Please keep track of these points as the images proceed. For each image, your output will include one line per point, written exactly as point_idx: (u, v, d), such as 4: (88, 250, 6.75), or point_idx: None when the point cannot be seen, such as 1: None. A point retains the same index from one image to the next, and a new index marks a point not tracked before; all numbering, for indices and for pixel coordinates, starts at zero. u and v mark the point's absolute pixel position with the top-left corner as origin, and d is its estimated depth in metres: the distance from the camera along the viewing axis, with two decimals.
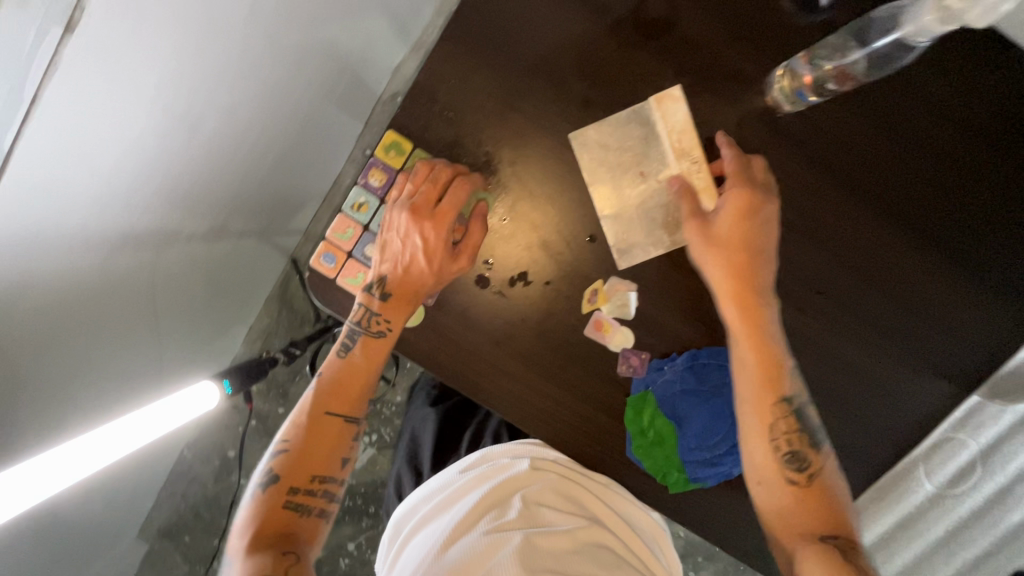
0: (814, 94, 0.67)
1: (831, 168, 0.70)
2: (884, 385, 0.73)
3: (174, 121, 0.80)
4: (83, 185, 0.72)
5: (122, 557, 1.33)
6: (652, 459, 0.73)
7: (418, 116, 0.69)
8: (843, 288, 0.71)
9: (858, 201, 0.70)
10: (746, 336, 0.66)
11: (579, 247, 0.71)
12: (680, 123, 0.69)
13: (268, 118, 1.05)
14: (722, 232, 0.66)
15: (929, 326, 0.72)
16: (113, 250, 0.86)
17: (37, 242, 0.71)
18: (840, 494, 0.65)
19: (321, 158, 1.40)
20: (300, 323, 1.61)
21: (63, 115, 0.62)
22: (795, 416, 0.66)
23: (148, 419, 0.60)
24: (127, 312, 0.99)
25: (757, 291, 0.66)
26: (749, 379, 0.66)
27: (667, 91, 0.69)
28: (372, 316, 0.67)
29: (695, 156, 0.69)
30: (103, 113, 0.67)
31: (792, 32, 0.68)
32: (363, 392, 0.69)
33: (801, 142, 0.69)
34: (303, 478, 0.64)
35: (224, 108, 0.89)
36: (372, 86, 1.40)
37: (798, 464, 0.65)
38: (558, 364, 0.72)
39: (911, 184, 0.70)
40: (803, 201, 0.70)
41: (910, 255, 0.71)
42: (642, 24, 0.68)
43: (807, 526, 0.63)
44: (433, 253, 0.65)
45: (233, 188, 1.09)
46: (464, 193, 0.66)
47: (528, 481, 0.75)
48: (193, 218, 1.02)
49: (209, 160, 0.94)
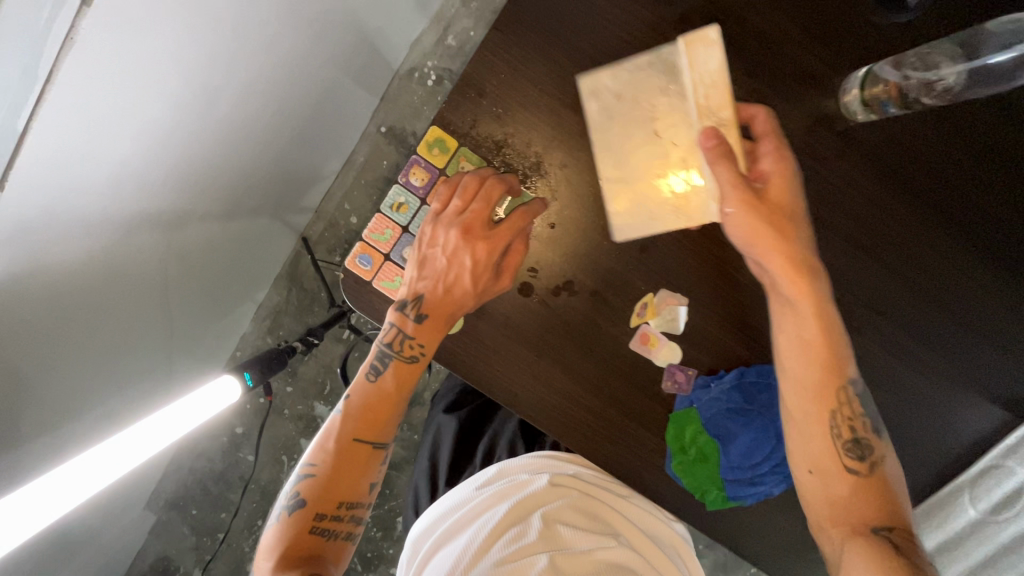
0: (898, 106, 0.61)
1: (878, 165, 0.65)
2: (935, 407, 0.71)
3: (193, 99, 0.73)
4: (98, 168, 0.66)
5: (132, 535, 1.32)
6: (692, 476, 0.70)
7: (465, 112, 0.65)
8: (877, 292, 0.68)
9: (908, 204, 0.66)
10: (807, 317, 0.60)
11: (629, 256, 0.67)
12: (712, 73, 0.58)
13: (287, 95, 0.98)
14: (785, 203, 0.60)
15: (967, 334, 0.69)
16: (128, 233, 0.81)
17: (50, 231, 0.65)
18: (898, 482, 0.62)
19: (338, 133, 1.32)
20: (310, 304, 1.50)
21: (78, 95, 0.55)
22: (857, 402, 0.62)
23: (178, 416, 0.58)
24: (142, 297, 0.94)
25: (815, 270, 0.60)
26: (812, 363, 0.61)
27: (701, 33, 0.57)
28: (405, 339, 0.65)
29: (724, 114, 0.58)
30: (121, 91, 0.61)
31: (873, 33, 0.63)
32: (392, 419, 0.68)
33: (846, 134, 0.64)
34: (331, 504, 0.65)
35: (243, 85, 0.82)
36: (389, 58, 1.32)
37: (859, 452, 0.61)
38: (600, 377, 0.69)
39: (964, 184, 0.65)
40: (844, 199, 0.66)
41: (954, 259, 0.67)
42: (711, 18, 0.63)
43: (869, 517, 0.59)
44: (480, 275, 0.63)
45: (249, 167, 1.02)
46: (518, 215, 0.63)
47: (548, 498, 0.74)
48: (209, 199, 0.96)
49: (227, 140, 0.88)
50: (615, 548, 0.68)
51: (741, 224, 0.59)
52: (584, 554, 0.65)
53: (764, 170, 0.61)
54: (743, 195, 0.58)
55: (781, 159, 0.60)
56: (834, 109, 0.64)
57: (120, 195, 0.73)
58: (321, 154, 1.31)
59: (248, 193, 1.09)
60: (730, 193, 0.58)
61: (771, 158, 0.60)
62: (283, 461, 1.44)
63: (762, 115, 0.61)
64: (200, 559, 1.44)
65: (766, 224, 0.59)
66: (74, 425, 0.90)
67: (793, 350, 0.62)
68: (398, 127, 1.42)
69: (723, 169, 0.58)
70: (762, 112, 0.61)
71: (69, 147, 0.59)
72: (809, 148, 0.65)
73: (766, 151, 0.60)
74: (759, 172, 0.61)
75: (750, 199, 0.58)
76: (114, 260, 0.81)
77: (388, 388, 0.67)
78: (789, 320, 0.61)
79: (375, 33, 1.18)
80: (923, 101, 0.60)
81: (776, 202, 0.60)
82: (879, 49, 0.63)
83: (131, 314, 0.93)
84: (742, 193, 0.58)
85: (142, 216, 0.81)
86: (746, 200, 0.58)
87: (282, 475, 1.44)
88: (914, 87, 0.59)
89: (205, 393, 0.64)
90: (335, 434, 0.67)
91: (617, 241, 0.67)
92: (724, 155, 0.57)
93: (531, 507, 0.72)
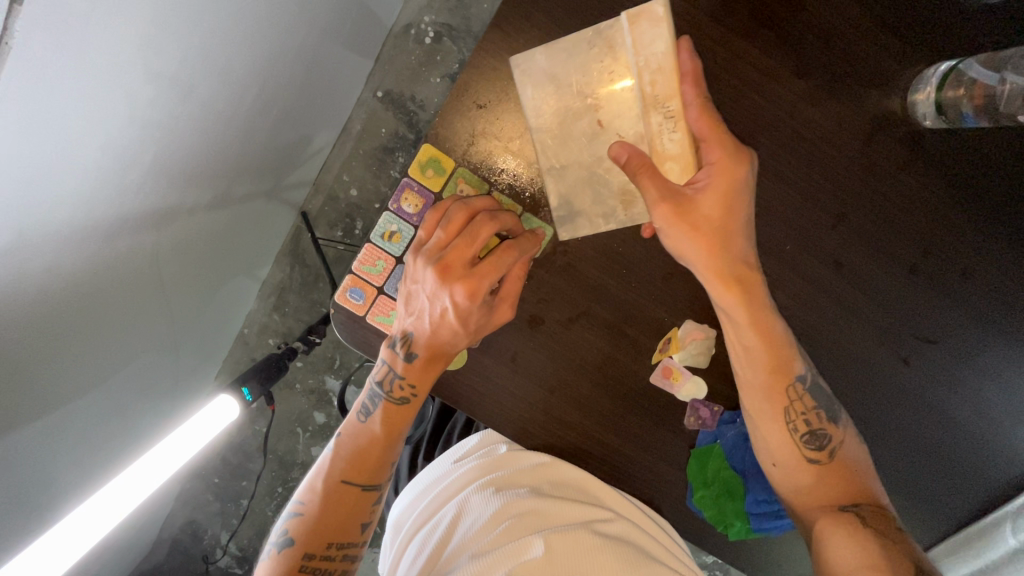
0: (984, 119, 0.52)
1: (892, 142, 0.56)
2: (998, 441, 0.63)
3: (166, 94, 0.59)
4: (58, 191, 0.52)
5: (155, 543, 1.26)
6: (718, 510, 0.64)
7: (463, 128, 0.58)
8: (894, 288, 0.59)
9: (927, 184, 0.57)
10: (749, 323, 0.55)
11: (652, 283, 0.61)
12: (659, 57, 0.51)
13: (279, 76, 0.82)
14: (718, 216, 0.53)
15: (1001, 339, 0.60)
16: (111, 254, 0.66)
17: (10, 276, 0.52)
18: (862, 459, 0.58)
19: (337, 101, 1.12)
20: (315, 279, 1.29)
21: (22, 106, 0.43)
22: (809, 395, 0.58)
23: (162, 457, 0.50)
24: (145, 325, 0.82)
25: (754, 280, 0.55)
26: (757, 367, 0.57)
27: (647, 7, 0.50)
28: (396, 379, 0.58)
29: (671, 106, 0.52)
30: (77, 94, 0.47)
31: (958, 21, 0.53)
32: (387, 458, 0.60)
33: (858, 104, 0.55)
34: (320, 545, 0.57)
35: (224, 65, 0.66)
36: (382, 13, 1.10)
37: (818, 442, 0.57)
38: (619, 413, 0.63)
39: (997, 161, 0.56)
40: (859, 185, 0.57)
41: (987, 248, 0.58)
42: (758, 6, 0.53)
43: (832, 497, 0.56)
44: (467, 315, 0.55)
45: (245, 160, 0.87)
46: (507, 253, 0.55)
47: (542, 475, 0.64)
48: (202, 202, 0.81)
49: (214, 135, 0.73)
50: (610, 522, 0.60)
51: (669, 236, 0.54)
52: (576, 530, 0.56)
53: (702, 177, 0.53)
54: (671, 206, 0.52)
55: (728, 167, 0.52)
56: (898, 110, 0.55)
57: (97, 211, 0.59)
58: (316, 121, 1.08)
59: (242, 180, 0.91)
60: (655, 207, 0.52)
61: (713, 165, 0.52)
62: (298, 433, 1.30)
63: (696, 110, 0.52)
64: (228, 523, 1.32)
65: (694, 238, 0.53)
66: (101, 462, 0.82)
67: (740, 357, 0.57)
68: (395, 91, 1.19)
69: (648, 180, 0.52)
70: (695, 104, 0.52)
71: (13, 164, 0.46)
72: (867, 160, 0.56)
73: (713, 158, 0.52)
74: (697, 177, 0.53)
75: (677, 211, 0.52)
76: (103, 282, 0.67)
77: (379, 428, 0.60)
78: (730, 335, 0.57)
79: None
80: (1017, 117, 0.50)
81: (709, 216, 0.53)
82: (959, 37, 0.53)
83: (136, 336, 0.81)
84: (670, 205, 0.52)
85: (125, 225, 0.66)
86: (673, 212, 0.52)
87: (299, 447, 1.30)
88: (1006, 96, 0.49)
89: (194, 424, 0.54)
90: (325, 473, 0.59)
91: (633, 267, 0.60)
92: (647, 165, 0.52)
93: (519, 483, 0.63)
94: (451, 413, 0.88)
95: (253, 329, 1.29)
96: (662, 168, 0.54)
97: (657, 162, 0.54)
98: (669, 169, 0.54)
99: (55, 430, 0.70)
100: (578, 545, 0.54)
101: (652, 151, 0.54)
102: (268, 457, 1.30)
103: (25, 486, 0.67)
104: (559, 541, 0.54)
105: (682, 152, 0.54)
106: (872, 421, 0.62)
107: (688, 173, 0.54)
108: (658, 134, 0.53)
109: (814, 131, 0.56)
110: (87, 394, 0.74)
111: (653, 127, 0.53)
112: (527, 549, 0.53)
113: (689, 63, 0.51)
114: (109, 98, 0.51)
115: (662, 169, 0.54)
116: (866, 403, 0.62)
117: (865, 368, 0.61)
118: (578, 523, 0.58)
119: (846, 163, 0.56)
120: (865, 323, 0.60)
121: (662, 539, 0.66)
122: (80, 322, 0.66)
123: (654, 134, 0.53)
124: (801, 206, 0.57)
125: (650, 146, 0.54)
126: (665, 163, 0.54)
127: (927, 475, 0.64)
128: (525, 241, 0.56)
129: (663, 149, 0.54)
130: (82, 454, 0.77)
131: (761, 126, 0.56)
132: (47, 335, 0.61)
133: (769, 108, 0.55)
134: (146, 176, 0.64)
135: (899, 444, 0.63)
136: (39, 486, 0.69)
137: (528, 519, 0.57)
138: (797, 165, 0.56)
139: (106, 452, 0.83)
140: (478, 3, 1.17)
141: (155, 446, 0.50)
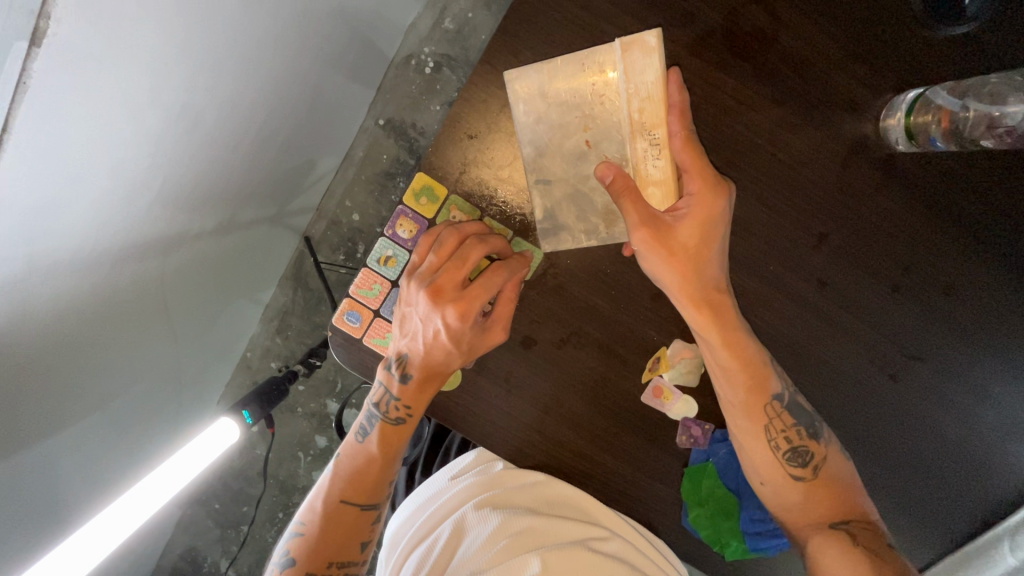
0: (953, 144, 0.54)
1: (870, 162, 0.58)
2: (990, 458, 0.63)
3: (176, 125, 0.62)
4: (71, 218, 0.55)
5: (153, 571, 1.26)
6: (712, 529, 0.64)
7: (456, 156, 0.61)
8: (876, 304, 0.60)
9: (904, 204, 0.59)
10: (723, 344, 0.56)
11: (640, 302, 0.62)
12: (648, 85, 0.53)
13: (282, 106, 0.85)
14: (694, 243, 0.55)
15: (986, 355, 0.61)
16: (119, 279, 0.68)
17: (21, 299, 0.54)
18: (850, 474, 0.59)
19: (339, 129, 1.15)
20: (317, 302, 1.31)
21: (40, 142, 0.46)
22: (788, 413, 0.58)
23: (166, 477, 0.51)
24: (150, 349, 0.84)
25: (725, 304, 0.57)
26: (735, 386, 0.58)
27: (640, 37, 0.52)
28: (391, 400, 0.59)
29: (657, 134, 0.54)
30: (93, 127, 0.50)
31: (923, 50, 0.56)
32: (385, 477, 0.61)
33: (831, 129, 0.58)
34: (322, 564, 0.58)
35: (229, 99, 0.69)
36: (384, 46, 1.14)
37: (801, 459, 0.58)
38: (611, 431, 0.64)
39: (972, 182, 0.58)
40: (835, 207, 0.59)
41: (965, 266, 0.59)
42: (735, 40, 0.56)
43: (823, 513, 0.56)
44: (457, 338, 0.56)
45: (249, 185, 0.89)
46: (498, 273, 0.57)
47: (540, 493, 0.64)
48: (205, 229, 0.83)
49: (219, 163, 0.76)
50: (605, 540, 0.60)
51: (645, 259, 0.56)
52: (573, 547, 0.57)
53: (681, 206, 0.55)
54: (648, 231, 0.54)
55: (706, 199, 0.54)
56: (872, 135, 0.58)
57: (107, 236, 0.62)
58: (320, 147, 1.11)
59: (246, 206, 0.93)
60: (634, 231, 0.54)
61: (693, 196, 0.54)
62: (299, 458, 1.30)
63: (680, 141, 0.54)
64: (228, 550, 1.31)
65: (669, 263, 0.55)
66: (102, 485, 0.82)
67: (716, 377, 0.58)
68: (396, 119, 1.23)
69: (630, 204, 0.54)
70: (680, 136, 0.54)
71: (32, 193, 0.48)
72: (843, 182, 0.58)
73: (693, 188, 0.54)
74: (678, 206, 0.55)
75: (654, 236, 0.54)
76: (110, 305, 0.69)
77: (376, 448, 0.61)
78: (706, 358, 0.58)
79: (369, 27, 1.03)
80: (980, 142, 0.53)
81: (684, 243, 0.55)
82: (926, 67, 0.56)
83: (141, 361, 0.83)
84: (651, 229, 0.54)
85: (134, 250, 0.68)
86: (650, 237, 0.54)
87: (299, 471, 1.30)
88: (970, 121, 0.52)
89: (198, 445, 0.55)
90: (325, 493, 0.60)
91: (622, 288, 0.62)
92: (629, 189, 0.54)
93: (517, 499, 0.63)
94: (449, 433, 0.89)
95: (256, 353, 1.30)
96: (645, 192, 0.57)
97: (640, 185, 0.56)
98: (651, 194, 0.57)
99: (60, 452, 0.71)
100: (574, 563, 0.55)
101: (636, 175, 0.56)
102: (268, 482, 1.29)
103: (30, 509, 0.68)
104: (557, 558, 0.55)
105: (665, 179, 0.56)
106: (861, 437, 0.63)
107: (668, 200, 0.56)
108: (643, 160, 0.55)
109: (791, 155, 0.58)
110: (93, 416, 0.76)
111: (638, 152, 0.55)
112: (527, 566, 0.53)
113: (677, 96, 0.53)
114: (121, 131, 0.54)
115: (644, 193, 0.57)
116: (856, 420, 0.63)
117: (853, 385, 0.62)
118: (574, 542, 0.58)
119: (825, 186, 0.59)
120: (851, 339, 0.61)
121: (655, 555, 0.66)
122: (87, 346, 0.68)
123: (639, 158, 0.55)
124: (782, 226, 0.59)
125: (634, 170, 0.56)
126: (648, 187, 0.56)
127: (922, 494, 0.64)
128: (515, 262, 0.58)
129: (647, 174, 0.56)
130: (86, 476, 0.78)
131: (741, 150, 0.58)
132: (53, 358, 0.63)
133: (748, 134, 0.58)
134: (155, 202, 0.67)
135: (890, 461, 0.63)
136: (43, 510, 0.70)
137: (526, 536, 0.58)
138: (775, 188, 0.59)
139: (108, 475, 0.84)
140: (476, 34, 1.20)
141: (158, 466, 0.52)
